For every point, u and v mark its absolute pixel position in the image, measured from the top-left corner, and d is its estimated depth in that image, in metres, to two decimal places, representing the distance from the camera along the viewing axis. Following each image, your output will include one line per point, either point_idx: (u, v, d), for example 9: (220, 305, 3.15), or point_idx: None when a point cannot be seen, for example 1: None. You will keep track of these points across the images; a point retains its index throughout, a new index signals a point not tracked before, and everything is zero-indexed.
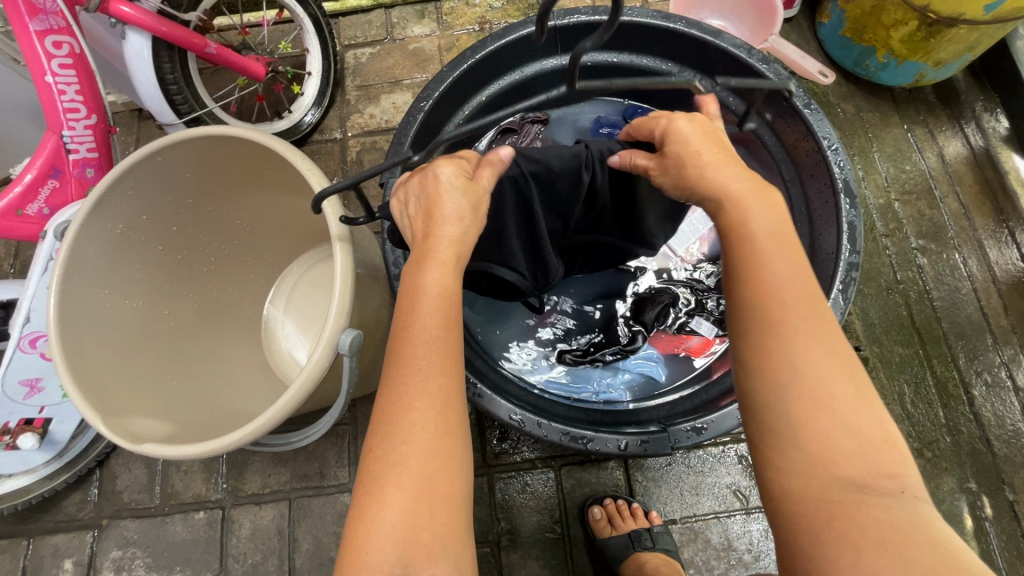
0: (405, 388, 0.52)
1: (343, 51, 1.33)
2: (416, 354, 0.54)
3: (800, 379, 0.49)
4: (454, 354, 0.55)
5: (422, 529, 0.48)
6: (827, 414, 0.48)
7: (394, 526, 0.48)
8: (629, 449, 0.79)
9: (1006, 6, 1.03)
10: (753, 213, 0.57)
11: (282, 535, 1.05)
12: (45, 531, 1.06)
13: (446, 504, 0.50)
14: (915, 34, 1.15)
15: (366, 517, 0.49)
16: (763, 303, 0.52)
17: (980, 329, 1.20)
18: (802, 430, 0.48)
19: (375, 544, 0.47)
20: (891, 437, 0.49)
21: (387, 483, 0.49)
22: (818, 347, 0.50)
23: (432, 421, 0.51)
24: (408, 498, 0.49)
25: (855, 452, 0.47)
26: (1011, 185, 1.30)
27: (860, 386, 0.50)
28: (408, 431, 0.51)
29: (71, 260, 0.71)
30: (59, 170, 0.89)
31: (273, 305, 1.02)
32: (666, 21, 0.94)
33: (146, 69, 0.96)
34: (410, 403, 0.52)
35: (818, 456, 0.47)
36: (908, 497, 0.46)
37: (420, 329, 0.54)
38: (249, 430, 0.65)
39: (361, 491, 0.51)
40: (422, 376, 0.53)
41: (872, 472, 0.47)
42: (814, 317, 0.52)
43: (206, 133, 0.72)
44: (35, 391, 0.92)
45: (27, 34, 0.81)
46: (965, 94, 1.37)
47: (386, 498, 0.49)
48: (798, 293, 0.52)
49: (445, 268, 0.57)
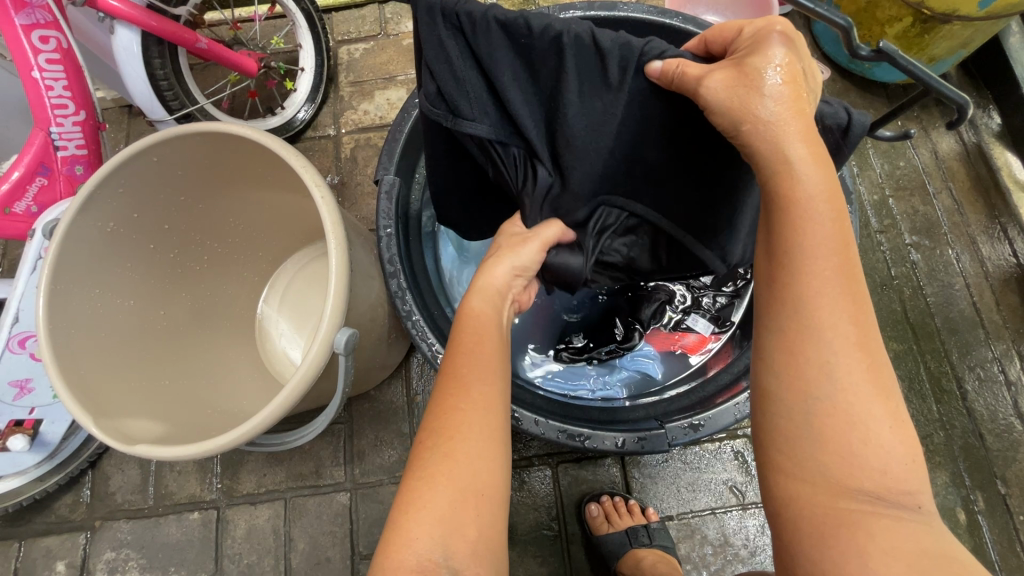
0: (459, 389, 0.58)
1: (336, 46, 1.31)
2: (470, 361, 0.60)
3: (835, 388, 0.48)
4: (499, 363, 0.62)
5: (467, 521, 0.52)
6: (855, 430, 0.47)
7: (440, 519, 0.51)
8: (627, 446, 0.79)
9: (999, 3, 1.04)
10: (807, 188, 0.51)
11: (278, 535, 1.04)
12: (37, 533, 1.05)
13: (490, 499, 0.54)
14: (909, 30, 1.16)
15: (412, 506, 0.52)
16: (813, 299, 0.49)
17: (972, 325, 1.21)
18: (825, 443, 0.48)
19: (420, 529, 0.50)
20: (916, 455, 0.48)
21: (436, 479, 0.53)
22: (855, 356, 0.48)
23: (480, 422, 0.56)
24: (454, 492, 0.52)
25: (877, 465, 0.47)
26: (1004, 181, 1.31)
27: (890, 398, 0.49)
28: (459, 428, 0.55)
29: (60, 260, 0.70)
30: (47, 167, 0.87)
31: (268, 304, 1.02)
32: (663, 17, 0.93)
33: (137, 65, 0.94)
34: (461, 402, 0.57)
35: (836, 464, 0.47)
36: (924, 511, 0.47)
37: (473, 343, 0.63)
38: (242, 432, 0.64)
39: (411, 487, 0.54)
40: (475, 380, 0.59)
41: (891, 487, 0.47)
42: (858, 324, 0.49)
43: (194, 129, 0.70)
44: (25, 392, 0.90)
45: (13, 28, 0.80)
46: (958, 92, 1.38)
47: (437, 489, 0.52)
48: (847, 303, 0.49)
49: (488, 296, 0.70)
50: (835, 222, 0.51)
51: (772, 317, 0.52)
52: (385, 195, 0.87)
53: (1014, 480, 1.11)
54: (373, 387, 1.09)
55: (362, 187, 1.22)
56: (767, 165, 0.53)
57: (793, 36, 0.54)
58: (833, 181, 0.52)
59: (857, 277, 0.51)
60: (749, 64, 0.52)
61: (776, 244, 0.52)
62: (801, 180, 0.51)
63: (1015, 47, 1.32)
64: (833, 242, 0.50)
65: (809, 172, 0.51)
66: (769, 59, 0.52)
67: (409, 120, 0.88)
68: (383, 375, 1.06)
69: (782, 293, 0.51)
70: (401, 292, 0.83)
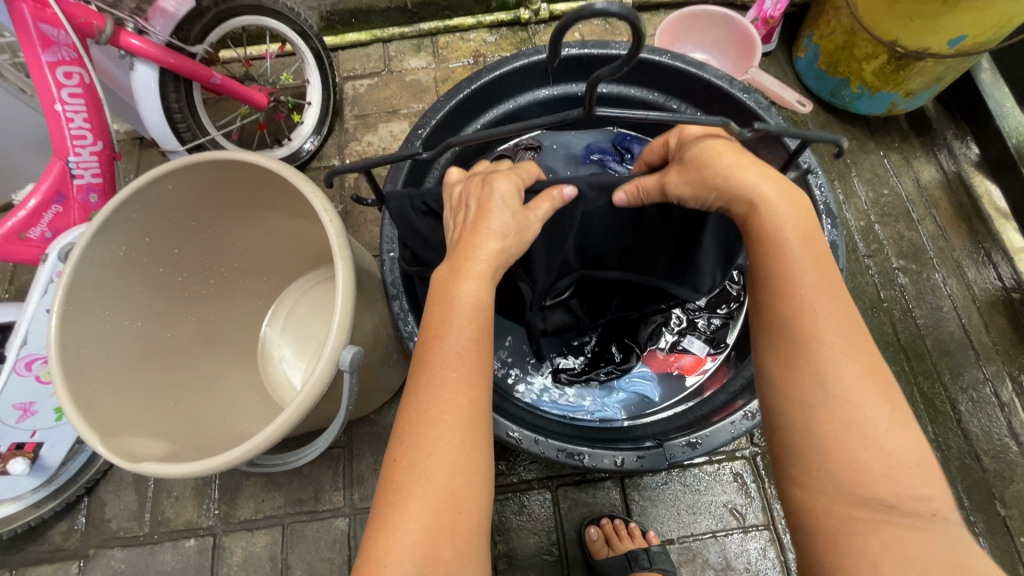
0: (432, 399, 0.54)
1: (343, 82, 1.38)
2: (447, 366, 0.55)
3: (828, 397, 0.50)
4: (483, 367, 0.57)
5: (444, 541, 0.49)
6: (857, 435, 0.49)
7: (415, 540, 0.49)
8: (626, 465, 0.79)
9: (967, 41, 1.11)
10: (777, 220, 0.58)
11: (274, 562, 1.03)
12: (30, 561, 1.04)
13: (469, 518, 0.52)
14: (885, 67, 1.22)
15: (386, 524, 0.50)
16: (799, 316, 0.53)
17: (963, 346, 1.23)
18: (830, 451, 0.50)
19: (393, 559, 0.48)
20: (924, 459, 0.50)
21: (411, 496, 0.51)
22: (848, 365, 0.51)
23: (458, 435, 0.53)
24: (431, 511, 0.50)
25: (883, 470, 0.48)
26: (985, 208, 1.37)
27: (893, 405, 0.51)
28: (437, 441, 0.52)
29: (72, 281, 0.72)
30: (63, 195, 0.91)
31: (271, 326, 1.04)
32: (653, 54, 1.01)
33: (153, 99, 0.99)
34: (438, 414, 0.53)
35: (842, 468, 0.49)
36: (940, 519, 0.47)
37: (452, 342, 0.56)
38: (248, 447, 0.65)
39: (384, 505, 0.52)
40: (451, 388, 0.54)
41: (901, 492, 0.48)
42: (850, 337, 0.53)
43: (211, 157, 0.74)
44: (29, 414, 0.89)
45: (39, 65, 0.84)
46: (938, 124, 1.45)
47: (411, 507, 0.50)
48: (837, 320, 0.53)
49: (479, 282, 0.60)
50: (816, 255, 0.57)
51: (767, 336, 0.56)
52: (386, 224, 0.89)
53: (1013, 501, 1.12)
54: (373, 410, 1.10)
55: (365, 214, 1.26)
56: (743, 212, 0.61)
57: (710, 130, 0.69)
58: (810, 219, 0.59)
59: (844, 292, 0.55)
60: (687, 159, 0.66)
61: (758, 272, 0.58)
62: (772, 218, 0.59)
63: (987, 82, 1.39)
64: (810, 266, 0.56)
65: (781, 209, 0.59)
66: (699, 148, 0.66)
67: (404, 170, 0.89)
68: (383, 398, 1.07)
69: (768, 314, 0.56)
70: (403, 316, 0.84)
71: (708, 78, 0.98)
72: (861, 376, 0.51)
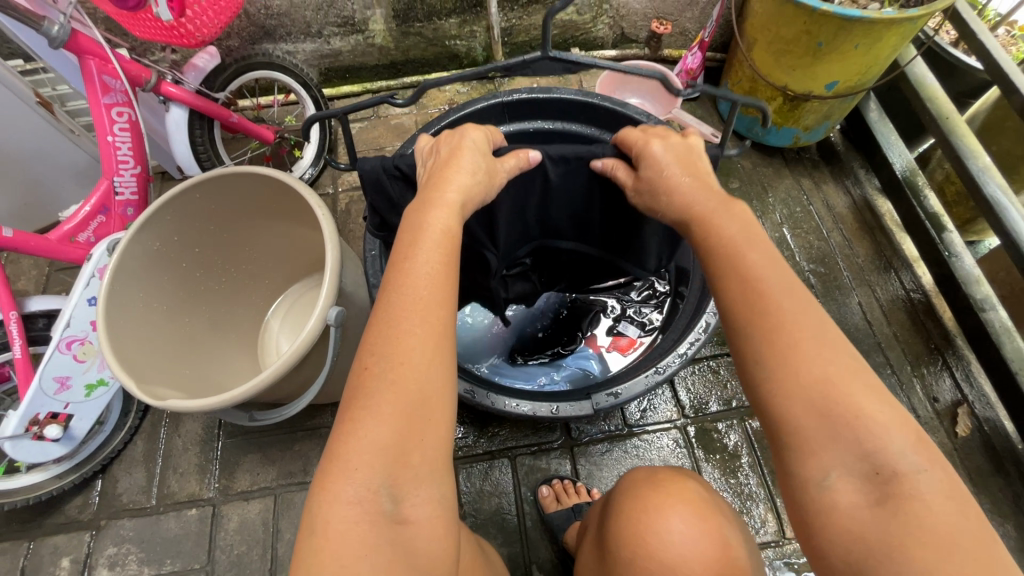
0: (402, 320, 0.62)
1: (338, 125, 1.64)
2: (417, 292, 0.64)
3: (766, 340, 0.57)
4: (448, 297, 0.66)
5: (411, 443, 0.57)
6: (795, 371, 0.54)
7: (384, 439, 0.56)
8: (560, 412, 0.98)
9: (840, 85, 1.38)
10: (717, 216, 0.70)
11: (266, 527, 1.16)
12: (47, 531, 1.17)
13: (432, 426, 0.58)
14: (783, 106, 1.49)
15: (356, 428, 0.56)
16: (740, 273, 0.62)
17: (865, 336, 1.45)
18: (776, 390, 0.55)
19: (363, 453, 0.55)
20: (869, 394, 0.53)
21: (381, 402, 0.57)
22: (791, 310, 0.58)
23: (426, 351, 0.60)
24: (398, 415, 0.57)
25: (820, 398, 0.53)
26: (887, 224, 1.61)
27: (833, 348, 0.55)
28: (407, 355, 0.60)
29: (119, 267, 0.91)
30: (107, 208, 1.13)
31: (272, 318, 1.23)
32: (587, 97, 1.25)
33: (182, 134, 1.22)
34: (409, 333, 0.61)
35: (779, 397, 0.55)
36: (879, 443, 0.51)
37: (422, 274, 0.65)
38: (251, 385, 0.85)
39: (353, 411, 0.58)
40: (419, 312, 0.62)
41: (837, 420, 0.52)
42: (793, 294, 0.59)
43: (238, 171, 0.96)
44: (65, 387, 1.05)
45: (98, 105, 1.07)
46: (846, 156, 1.71)
47: (381, 412, 0.57)
48: (781, 279, 0.60)
49: (447, 233, 0.71)
50: (741, 222, 0.68)
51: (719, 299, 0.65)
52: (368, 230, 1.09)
53: None
54: None
55: (354, 233, 1.47)
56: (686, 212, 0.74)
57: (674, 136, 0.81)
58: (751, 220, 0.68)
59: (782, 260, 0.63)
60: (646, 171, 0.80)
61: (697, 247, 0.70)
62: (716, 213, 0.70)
63: (875, 119, 1.64)
64: (743, 240, 0.65)
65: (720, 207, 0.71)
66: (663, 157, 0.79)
67: None
68: None
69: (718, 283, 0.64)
70: None
71: (631, 113, 1.21)
72: (814, 345, 0.55)
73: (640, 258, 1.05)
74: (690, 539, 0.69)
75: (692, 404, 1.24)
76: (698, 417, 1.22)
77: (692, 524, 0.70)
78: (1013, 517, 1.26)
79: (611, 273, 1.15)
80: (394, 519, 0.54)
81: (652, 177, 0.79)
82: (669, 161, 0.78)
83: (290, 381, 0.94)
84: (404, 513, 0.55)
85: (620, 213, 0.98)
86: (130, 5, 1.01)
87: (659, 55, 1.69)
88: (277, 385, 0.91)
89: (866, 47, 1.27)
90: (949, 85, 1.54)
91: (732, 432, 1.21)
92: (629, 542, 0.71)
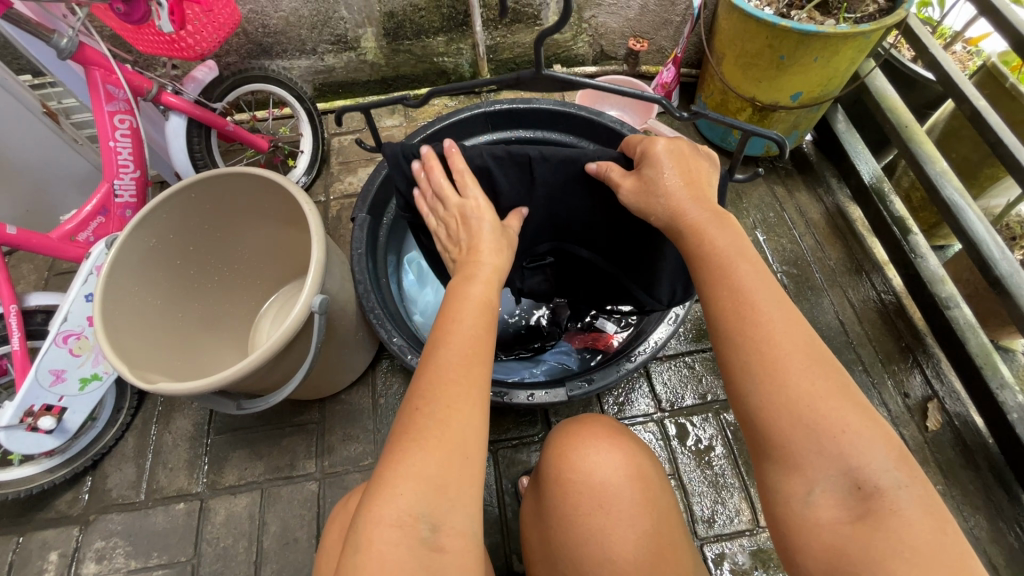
0: (447, 366, 0.66)
1: (331, 137, 1.71)
2: (462, 342, 0.69)
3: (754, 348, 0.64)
4: (488, 348, 0.70)
5: (449, 477, 0.60)
6: (781, 379, 0.61)
7: (427, 473, 0.60)
8: (536, 399, 1.03)
9: (804, 96, 1.46)
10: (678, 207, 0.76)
11: (252, 520, 1.19)
12: (37, 526, 1.19)
13: (469, 465, 0.62)
14: (753, 117, 1.58)
15: (401, 462, 0.61)
16: (721, 276, 0.70)
17: (838, 334, 1.50)
18: (766, 399, 0.62)
19: (406, 483, 0.59)
20: (844, 397, 0.61)
21: (426, 440, 0.62)
22: (773, 313, 0.65)
23: (469, 397, 0.65)
24: (441, 454, 0.61)
25: (806, 405, 0.60)
26: (859, 229, 1.67)
27: (813, 356, 0.63)
28: (451, 398, 0.64)
29: (117, 260, 0.96)
30: (107, 209, 1.19)
31: (263, 317, 1.28)
32: (565, 107, 1.34)
33: (180, 142, 1.29)
34: (452, 378, 0.65)
35: (770, 410, 0.61)
36: (844, 437, 0.59)
37: (466, 326, 0.70)
38: (236, 370, 0.88)
39: (398, 444, 0.62)
40: (465, 362, 0.67)
41: (818, 424, 0.60)
42: (775, 299, 0.66)
43: (231, 171, 1.02)
44: (60, 380, 1.08)
45: (101, 112, 1.14)
46: (818, 166, 1.79)
47: (426, 450, 0.61)
48: (764, 286, 0.67)
49: (486, 285, 0.77)
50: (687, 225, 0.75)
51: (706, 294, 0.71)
52: (358, 230, 1.17)
53: None
54: (343, 390, 1.31)
55: (345, 237, 1.53)
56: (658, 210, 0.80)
57: (677, 149, 0.84)
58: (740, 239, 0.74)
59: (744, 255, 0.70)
60: (647, 176, 0.82)
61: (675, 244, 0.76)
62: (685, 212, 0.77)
63: (843, 130, 1.72)
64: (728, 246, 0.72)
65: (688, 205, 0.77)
66: (663, 169, 0.81)
67: (371, 188, 1.18)
68: (352, 378, 1.29)
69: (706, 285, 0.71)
70: (366, 294, 1.11)
71: (605, 122, 1.29)
72: (803, 359, 0.62)
73: (648, 285, 1.05)
74: (609, 468, 0.71)
75: (668, 398, 1.27)
76: (674, 411, 1.26)
77: (610, 452, 0.73)
78: (984, 509, 1.29)
79: (622, 294, 1.14)
80: (430, 546, 0.58)
81: (652, 182, 0.81)
82: (671, 170, 0.81)
83: (275, 371, 0.98)
84: (440, 540, 0.59)
85: (639, 236, 1.00)
86: (134, 18, 1.08)
87: (636, 70, 1.79)
88: (261, 374, 0.95)
89: (825, 60, 1.35)
90: (910, 98, 1.63)
91: (706, 425, 1.24)
92: (557, 475, 0.74)
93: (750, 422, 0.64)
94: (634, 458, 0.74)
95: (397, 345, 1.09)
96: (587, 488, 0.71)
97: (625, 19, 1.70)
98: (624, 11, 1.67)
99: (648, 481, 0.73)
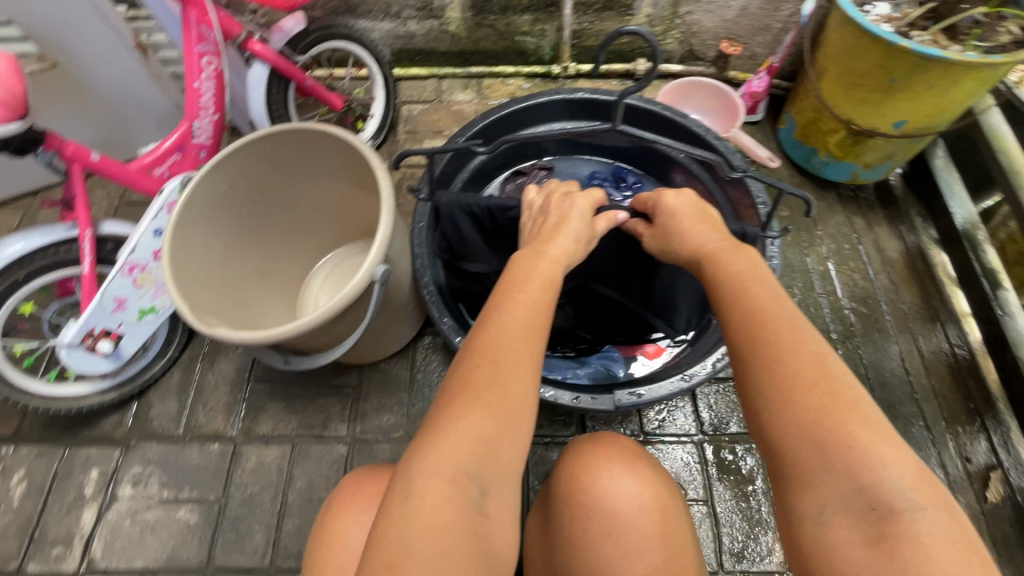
0: (492, 342, 0.64)
1: (401, 104, 1.70)
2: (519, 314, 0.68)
3: (760, 360, 0.61)
4: (542, 324, 0.68)
5: (497, 452, 0.58)
6: (787, 388, 0.58)
7: (466, 441, 0.57)
8: (580, 402, 0.99)
9: (909, 124, 1.35)
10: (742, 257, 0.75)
11: (281, 472, 1.21)
12: (82, 442, 1.24)
13: (515, 449, 0.59)
14: (845, 140, 1.47)
15: (440, 431, 0.58)
16: (735, 288, 0.70)
17: (901, 383, 1.41)
18: (786, 408, 0.58)
19: (445, 444, 0.57)
20: (854, 410, 0.56)
21: (468, 406, 0.59)
22: (803, 335, 0.62)
23: (526, 382, 0.62)
24: (484, 420, 0.58)
25: (814, 418, 0.56)
26: (940, 276, 1.54)
27: (825, 371, 0.58)
28: (514, 377, 0.62)
29: (190, 200, 0.97)
30: (183, 148, 1.21)
31: (314, 275, 1.29)
32: (649, 104, 1.27)
33: (260, 90, 1.30)
34: (497, 349, 0.63)
35: (783, 427, 0.57)
36: (854, 450, 0.54)
37: (524, 303, 0.69)
38: (290, 327, 0.88)
39: (444, 406, 0.60)
40: (513, 337, 0.65)
41: (826, 439, 0.55)
42: (789, 320, 0.64)
43: (311, 128, 1.01)
44: (121, 308, 1.11)
45: (191, 52, 1.14)
46: (904, 201, 1.66)
47: (467, 417, 0.58)
48: (775, 301, 0.66)
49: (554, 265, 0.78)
50: (751, 260, 0.74)
51: (723, 307, 0.69)
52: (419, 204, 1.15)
53: None
54: (383, 359, 1.31)
55: (402, 208, 1.53)
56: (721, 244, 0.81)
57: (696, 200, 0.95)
58: (758, 263, 0.74)
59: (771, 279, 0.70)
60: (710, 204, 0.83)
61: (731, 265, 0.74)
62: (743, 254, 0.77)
63: (941, 166, 1.59)
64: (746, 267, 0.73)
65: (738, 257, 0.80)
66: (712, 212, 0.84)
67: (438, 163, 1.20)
68: (392, 349, 1.29)
69: (731, 297, 0.69)
70: (422, 268, 1.10)
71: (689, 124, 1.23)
72: (808, 372, 0.58)
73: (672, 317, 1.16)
74: (621, 495, 0.71)
75: (712, 421, 1.22)
76: (715, 436, 1.21)
77: (624, 478, 0.73)
78: None
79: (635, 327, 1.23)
80: (479, 511, 0.56)
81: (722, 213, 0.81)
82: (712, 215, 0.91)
83: (329, 332, 0.97)
84: (488, 507, 0.57)
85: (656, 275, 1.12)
86: None
87: (724, 75, 1.69)
88: (314, 333, 0.94)
89: (942, 89, 1.24)
90: None
91: (748, 456, 1.19)
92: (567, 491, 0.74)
93: (761, 437, 0.60)
94: (654, 486, 0.73)
95: (447, 325, 1.06)
96: (597, 514, 0.70)
97: (722, 19, 1.60)
98: (722, 11, 1.58)
99: (667, 511, 0.72)
